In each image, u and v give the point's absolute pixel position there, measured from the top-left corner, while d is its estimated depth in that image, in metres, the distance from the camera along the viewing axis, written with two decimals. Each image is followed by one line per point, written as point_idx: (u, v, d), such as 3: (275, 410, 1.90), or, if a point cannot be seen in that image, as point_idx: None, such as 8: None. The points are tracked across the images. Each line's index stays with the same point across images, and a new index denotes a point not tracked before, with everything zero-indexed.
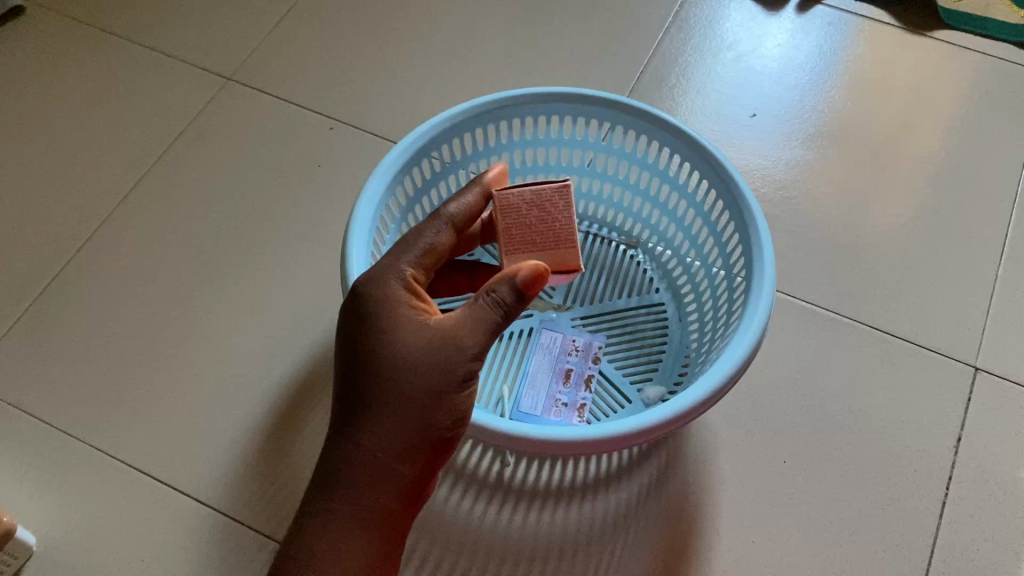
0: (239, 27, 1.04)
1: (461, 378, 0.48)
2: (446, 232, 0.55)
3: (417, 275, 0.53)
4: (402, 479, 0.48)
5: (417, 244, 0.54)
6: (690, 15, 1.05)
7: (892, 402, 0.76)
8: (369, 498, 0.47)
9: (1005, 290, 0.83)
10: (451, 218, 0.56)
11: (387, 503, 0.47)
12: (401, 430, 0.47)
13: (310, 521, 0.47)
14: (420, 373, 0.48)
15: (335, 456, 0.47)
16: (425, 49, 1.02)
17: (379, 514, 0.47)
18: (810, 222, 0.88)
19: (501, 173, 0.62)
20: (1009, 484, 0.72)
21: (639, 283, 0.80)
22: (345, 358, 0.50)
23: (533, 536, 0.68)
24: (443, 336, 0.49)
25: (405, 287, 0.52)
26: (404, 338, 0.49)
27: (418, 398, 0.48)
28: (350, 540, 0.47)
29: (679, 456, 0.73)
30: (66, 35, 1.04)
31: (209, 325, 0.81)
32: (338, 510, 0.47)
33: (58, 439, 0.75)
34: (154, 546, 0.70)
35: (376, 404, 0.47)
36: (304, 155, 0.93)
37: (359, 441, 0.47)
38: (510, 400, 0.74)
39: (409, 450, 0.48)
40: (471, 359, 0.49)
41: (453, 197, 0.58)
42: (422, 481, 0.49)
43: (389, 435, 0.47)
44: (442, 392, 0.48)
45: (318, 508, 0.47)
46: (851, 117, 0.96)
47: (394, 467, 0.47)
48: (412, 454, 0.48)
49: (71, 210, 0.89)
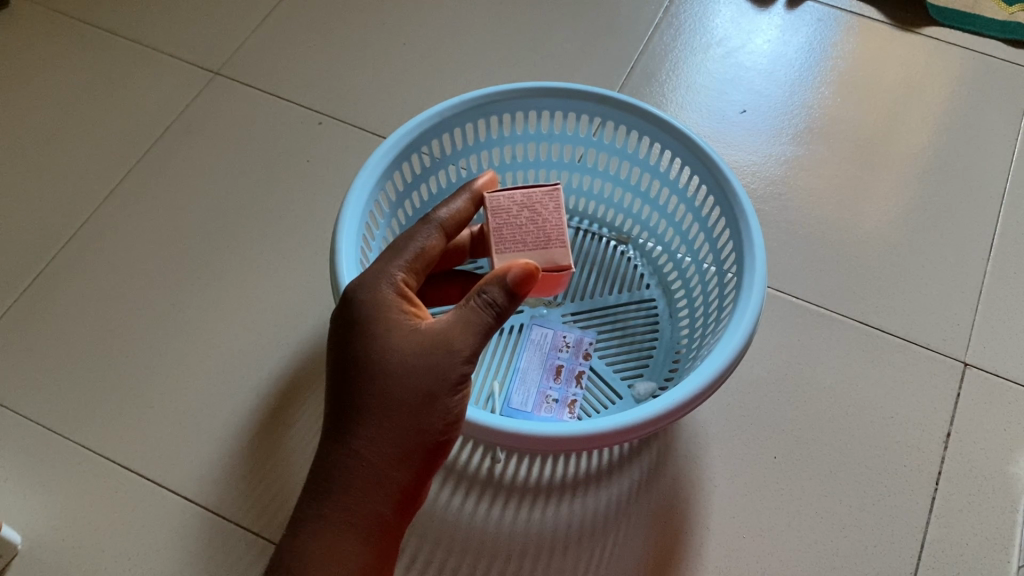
0: (227, 21, 1.04)
1: (454, 381, 0.48)
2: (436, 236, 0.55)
3: (407, 279, 0.53)
4: (397, 481, 0.47)
5: (410, 248, 0.54)
6: (680, 11, 1.05)
7: (881, 397, 0.76)
8: (365, 500, 0.47)
9: (992, 286, 0.83)
10: (440, 224, 0.56)
11: (382, 503, 0.47)
12: (398, 433, 0.47)
13: (304, 522, 0.47)
14: (412, 377, 0.47)
15: (327, 461, 0.47)
16: (415, 43, 1.02)
17: (374, 516, 0.47)
18: (799, 219, 0.88)
19: (491, 179, 0.62)
20: (997, 479, 0.72)
21: (629, 279, 0.80)
22: (336, 365, 0.49)
23: (523, 533, 0.68)
24: (434, 340, 0.48)
25: (395, 292, 0.51)
26: (397, 343, 0.48)
27: (415, 401, 0.47)
28: (347, 546, 0.46)
29: (669, 452, 0.73)
30: (50, 29, 1.03)
31: (197, 322, 0.80)
32: (330, 515, 0.46)
33: (43, 436, 0.74)
34: (142, 545, 0.69)
35: (367, 409, 0.47)
36: (292, 150, 0.92)
37: (353, 444, 0.47)
38: (501, 396, 0.73)
39: (404, 453, 0.47)
40: (463, 363, 0.49)
41: (442, 202, 0.58)
42: (416, 483, 0.48)
43: (381, 440, 0.47)
44: (439, 393, 0.48)
45: (310, 514, 0.47)
46: (839, 113, 0.96)
47: (389, 469, 0.47)
48: (408, 457, 0.47)
49: (55, 206, 0.88)
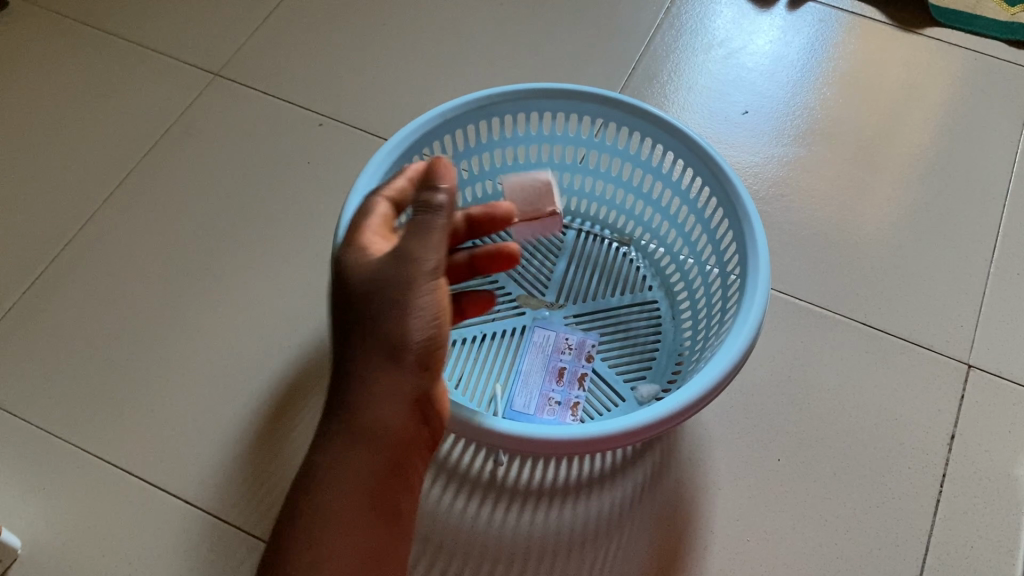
0: (227, 22, 1.03)
1: (423, 276, 0.47)
2: (382, 203, 0.53)
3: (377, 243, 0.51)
4: (394, 380, 0.47)
5: (369, 225, 0.52)
6: (682, 12, 1.04)
7: (885, 399, 0.76)
8: (368, 416, 0.47)
9: (996, 287, 0.83)
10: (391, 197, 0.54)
11: (389, 411, 0.47)
12: (382, 331, 0.47)
13: (314, 470, 0.47)
14: (382, 287, 0.47)
15: (332, 406, 0.48)
16: (416, 44, 1.01)
17: (387, 418, 0.47)
18: (802, 220, 0.88)
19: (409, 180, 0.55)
20: (1002, 481, 0.72)
21: (632, 280, 0.79)
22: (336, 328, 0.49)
23: (527, 536, 0.68)
24: (394, 258, 0.47)
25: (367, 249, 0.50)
26: (360, 262, 0.49)
27: (392, 294, 0.47)
28: (365, 472, 0.47)
29: (672, 455, 0.72)
30: (49, 30, 1.02)
31: (198, 324, 0.80)
32: (340, 450, 0.47)
33: (43, 439, 0.74)
34: (143, 549, 0.68)
35: (357, 333, 0.47)
36: (293, 151, 0.92)
37: (349, 369, 0.47)
38: (502, 399, 0.73)
39: (395, 350, 0.47)
40: (432, 271, 0.48)
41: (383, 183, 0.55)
42: (425, 395, 0.49)
43: (373, 356, 0.47)
44: (414, 275, 0.47)
45: (323, 458, 0.47)
46: (841, 114, 0.96)
47: (384, 375, 0.47)
48: (397, 359, 0.47)
49: (55, 208, 0.88)
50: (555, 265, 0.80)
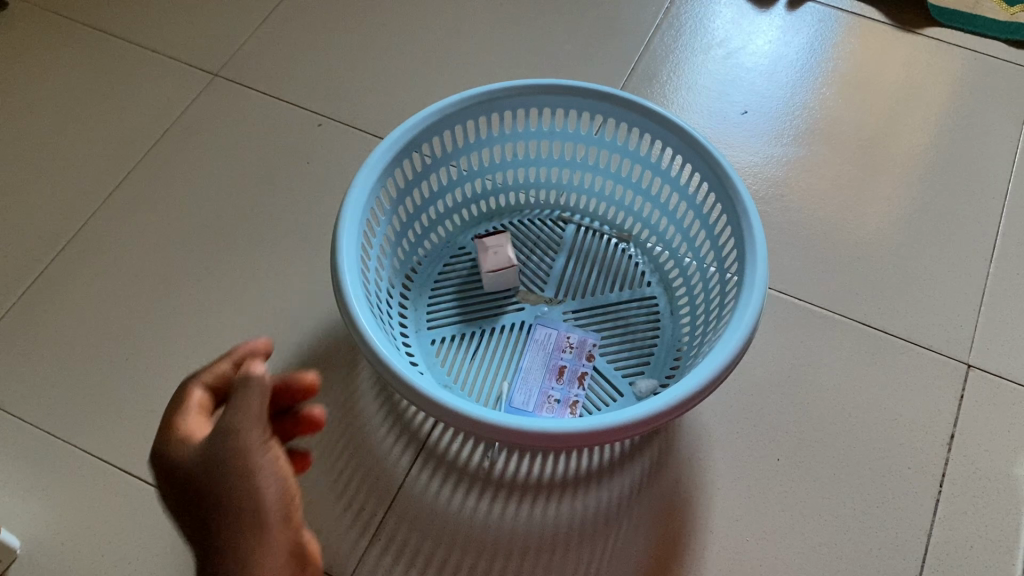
0: (227, 24, 1.04)
1: (257, 441, 0.43)
2: (199, 389, 0.49)
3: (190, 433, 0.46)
4: (266, 547, 0.41)
5: (184, 415, 0.47)
6: (681, 11, 1.05)
7: (884, 398, 0.76)
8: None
9: (996, 287, 0.82)
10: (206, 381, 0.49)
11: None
12: (233, 505, 0.41)
13: None
14: (219, 462, 0.42)
15: None
16: (415, 45, 1.01)
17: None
18: (801, 219, 0.87)
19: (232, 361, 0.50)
20: (1001, 481, 0.71)
21: (630, 276, 0.79)
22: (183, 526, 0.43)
23: (524, 531, 0.68)
24: (220, 434, 0.43)
25: (184, 441, 0.45)
26: (189, 451, 0.44)
27: (231, 472, 0.42)
28: None
29: (671, 451, 0.72)
30: (49, 31, 1.03)
31: (197, 324, 0.80)
32: None
33: (41, 439, 0.74)
34: (142, 549, 0.68)
35: (211, 512, 0.41)
36: (292, 151, 0.92)
37: (210, 557, 0.41)
38: (501, 395, 0.73)
39: (254, 519, 0.41)
40: (267, 439, 0.44)
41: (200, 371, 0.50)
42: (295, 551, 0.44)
43: (232, 526, 0.41)
44: (246, 443, 0.43)
45: None
46: (841, 113, 0.96)
47: (251, 544, 0.41)
48: (259, 522, 0.41)
49: (54, 209, 0.88)
50: (554, 261, 0.80)
